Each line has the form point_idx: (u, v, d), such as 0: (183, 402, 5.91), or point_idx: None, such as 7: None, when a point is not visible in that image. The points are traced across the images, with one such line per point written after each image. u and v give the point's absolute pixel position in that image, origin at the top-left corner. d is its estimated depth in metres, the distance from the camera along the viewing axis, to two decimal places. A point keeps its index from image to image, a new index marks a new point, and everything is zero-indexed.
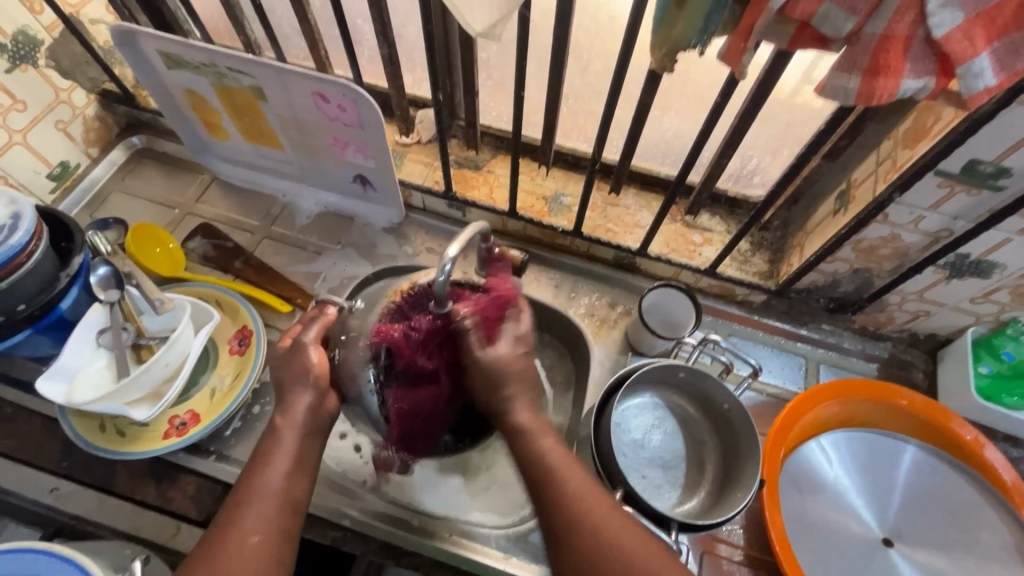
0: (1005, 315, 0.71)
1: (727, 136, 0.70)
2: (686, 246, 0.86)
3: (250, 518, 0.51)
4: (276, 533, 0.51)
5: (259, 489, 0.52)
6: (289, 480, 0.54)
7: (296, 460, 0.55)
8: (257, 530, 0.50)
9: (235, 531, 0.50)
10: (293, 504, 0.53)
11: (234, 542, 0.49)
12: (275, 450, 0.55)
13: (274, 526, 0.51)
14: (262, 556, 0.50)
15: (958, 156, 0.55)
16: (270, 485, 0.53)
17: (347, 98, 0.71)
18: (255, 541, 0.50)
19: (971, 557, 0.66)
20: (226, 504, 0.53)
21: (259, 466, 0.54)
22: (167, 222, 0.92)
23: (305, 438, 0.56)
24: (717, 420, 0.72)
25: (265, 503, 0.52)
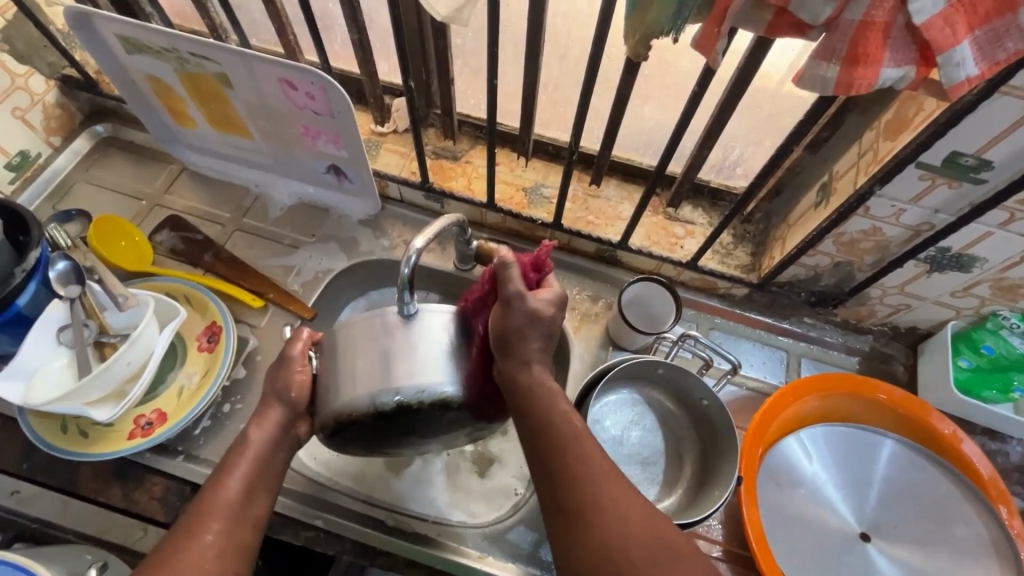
0: (986, 308, 0.71)
1: (709, 127, 0.68)
2: (668, 238, 0.84)
3: (209, 528, 0.49)
4: (233, 544, 0.50)
5: (218, 500, 0.51)
6: (250, 489, 0.53)
7: (253, 471, 0.53)
8: (218, 537, 0.49)
9: (194, 538, 0.48)
10: (254, 519, 0.52)
11: (194, 553, 0.47)
12: (244, 454, 0.54)
13: (235, 539, 0.50)
14: (219, 561, 0.48)
15: (939, 148, 0.53)
16: (231, 494, 0.51)
17: (315, 85, 0.69)
18: (210, 540, 0.49)
19: (947, 550, 0.66)
20: (184, 511, 0.50)
21: (222, 473, 0.53)
22: (134, 214, 0.89)
23: (275, 449, 0.56)
24: (697, 415, 0.71)
25: (221, 509, 0.50)
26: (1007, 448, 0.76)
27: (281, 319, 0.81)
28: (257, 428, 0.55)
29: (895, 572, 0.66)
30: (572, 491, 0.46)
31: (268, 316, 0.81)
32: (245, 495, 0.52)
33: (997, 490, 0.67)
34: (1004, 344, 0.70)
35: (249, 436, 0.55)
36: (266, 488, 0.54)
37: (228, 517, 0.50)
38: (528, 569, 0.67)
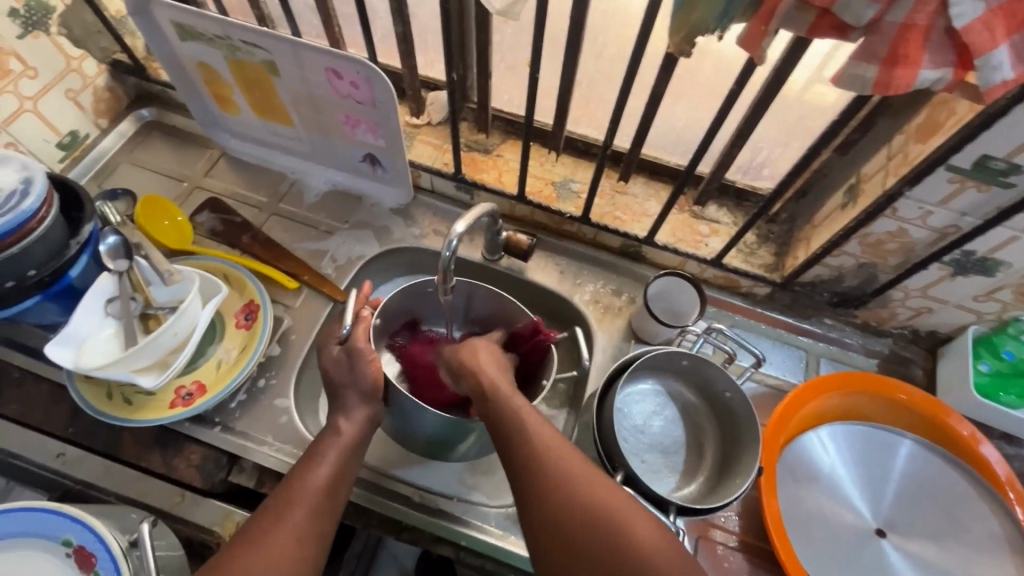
0: (1008, 314, 0.72)
1: (740, 126, 0.70)
2: (693, 236, 0.86)
3: (296, 516, 0.54)
4: (314, 533, 0.54)
5: (304, 487, 0.56)
6: (332, 481, 0.58)
7: (334, 466, 0.59)
8: (298, 520, 0.54)
9: (283, 521, 0.53)
10: (332, 507, 0.57)
11: (281, 534, 0.52)
12: (328, 450, 0.60)
13: (316, 523, 0.55)
14: (299, 545, 0.53)
15: (970, 151, 0.54)
16: (316, 485, 0.57)
17: (360, 75, 0.71)
18: (297, 525, 0.53)
19: (962, 548, 0.67)
20: (268, 497, 0.56)
21: (309, 465, 0.58)
22: (176, 195, 0.92)
23: (352, 450, 0.61)
24: (718, 408, 0.73)
25: (305, 496, 0.55)
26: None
27: (314, 301, 0.84)
28: (343, 425, 0.62)
29: (909, 569, 0.67)
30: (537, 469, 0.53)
31: (302, 297, 0.84)
32: (324, 492, 0.57)
33: (1014, 491, 0.68)
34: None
35: (339, 431, 0.62)
36: (345, 483, 0.59)
37: (312, 506, 0.55)
38: None
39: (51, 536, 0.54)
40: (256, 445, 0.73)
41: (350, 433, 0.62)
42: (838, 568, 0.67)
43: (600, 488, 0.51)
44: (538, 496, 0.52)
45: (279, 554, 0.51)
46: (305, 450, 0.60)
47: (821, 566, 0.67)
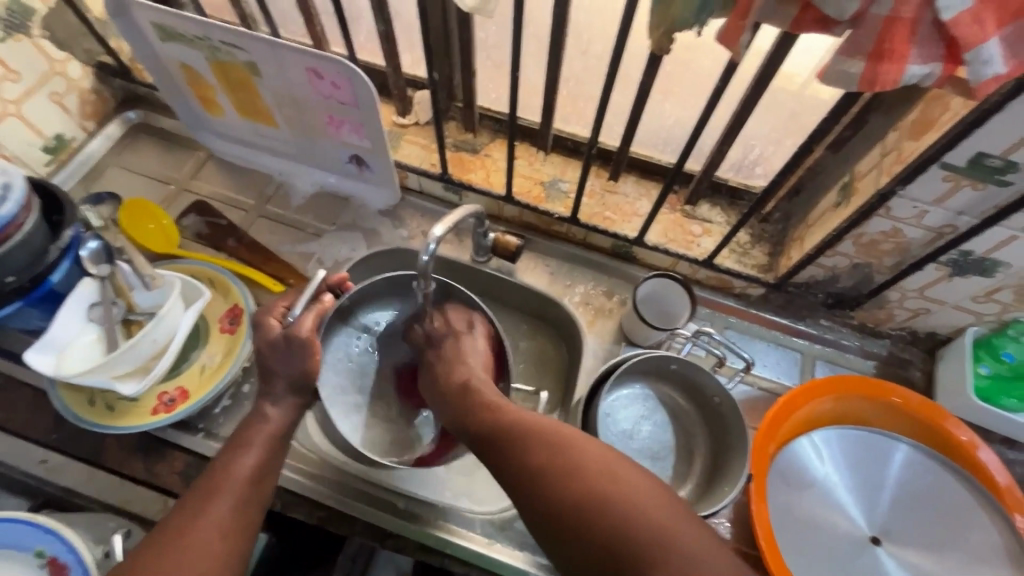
0: (1007, 315, 0.70)
1: (729, 124, 0.68)
2: (685, 236, 0.84)
3: (219, 508, 0.52)
4: (239, 523, 0.52)
5: (228, 479, 0.54)
6: (258, 472, 0.56)
7: (260, 455, 0.56)
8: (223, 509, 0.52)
9: (204, 514, 0.51)
10: (259, 496, 0.55)
11: (204, 525, 0.51)
12: (254, 436, 0.58)
13: (243, 516, 0.53)
14: (221, 537, 0.51)
15: (964, 148, 0.52)
16: (239, 473, 0.54)
17: (341, 75, 0.70)
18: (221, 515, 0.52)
19: (959, 556, 0.65)
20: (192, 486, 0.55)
21: (235, 454, 0.56)
22: (162, 198, 0.91)
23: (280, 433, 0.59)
24: (708, 413, 0.71)
25: (230, 486, 0.53)
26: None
27: None
28: (271, 408, 0.60)
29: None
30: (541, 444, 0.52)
31: None
32: (247, 483, 0.54)
33: (1013, 499, 0.66)
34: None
35: (266, 415, 0.59)
36: (271, 469, 0.57)
37: (236, 497, 0.53)
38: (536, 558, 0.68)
39: (25, 547, 0.55)
40: None
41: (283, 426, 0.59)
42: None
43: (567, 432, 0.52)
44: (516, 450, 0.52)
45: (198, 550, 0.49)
46: (230, 437, 0.58)
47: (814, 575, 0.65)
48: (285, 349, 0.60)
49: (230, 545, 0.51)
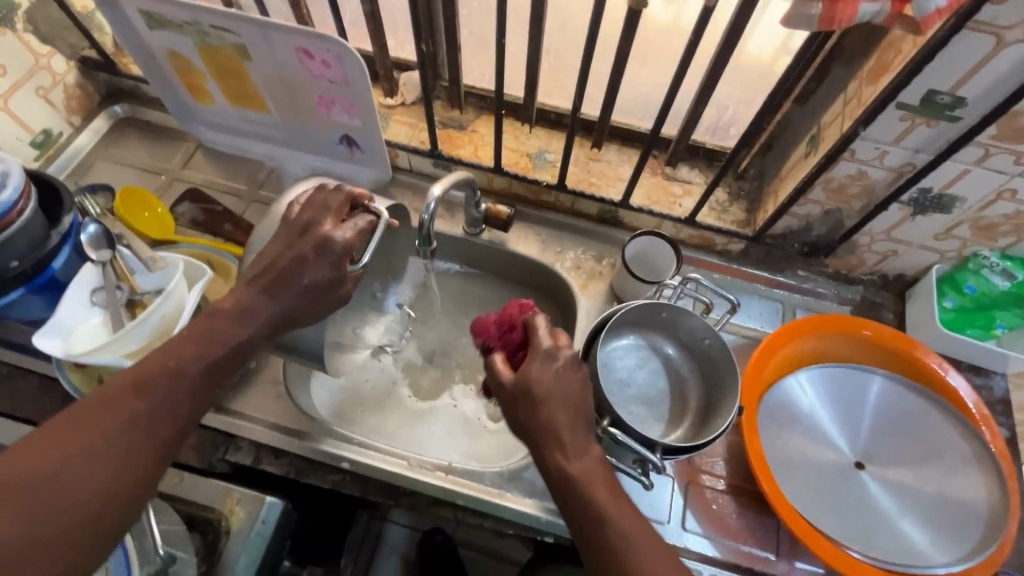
0: (967, 250, 0.75)
1: (704, 84, 0.72)
2: (667, 198, 0.89)
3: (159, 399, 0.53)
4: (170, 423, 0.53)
5: (179, 375, 0.54)
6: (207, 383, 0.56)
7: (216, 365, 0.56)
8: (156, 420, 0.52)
9: (143, 400, 0.52)
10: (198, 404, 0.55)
11: (136, 413, 0.51)
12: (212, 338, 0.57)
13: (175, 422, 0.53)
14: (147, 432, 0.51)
15: (916, 86, 0.57)
16: (188, 373, 0.55)
17: (331, 53, 0.72)
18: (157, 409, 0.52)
19: (939, 470, 0.70)
20: (112, 378, 0.53)
21: (192, 350, 0.56)
22: (155, 188, 0.93)
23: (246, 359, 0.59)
24: (698, 355, 0.75)
25: (174, 379, 0.54)
26: (991, 382, 0.80)
27: None
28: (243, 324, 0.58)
29: (889, 495, 0.70)
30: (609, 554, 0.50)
31: None
32: (194, 391, 0.55)
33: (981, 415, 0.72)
34: (985, 282, 0.75)
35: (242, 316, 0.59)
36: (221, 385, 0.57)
37: (179, 401, 0.54)
38: (546, 504, 0.71)
39: None
40: (251, 423, 0.73)
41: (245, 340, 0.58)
42: (821, 496, 0.70)
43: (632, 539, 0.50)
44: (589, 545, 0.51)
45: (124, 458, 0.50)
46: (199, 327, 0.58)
47: (804, 495, 0.70)
48: (296, 253, 0.60)
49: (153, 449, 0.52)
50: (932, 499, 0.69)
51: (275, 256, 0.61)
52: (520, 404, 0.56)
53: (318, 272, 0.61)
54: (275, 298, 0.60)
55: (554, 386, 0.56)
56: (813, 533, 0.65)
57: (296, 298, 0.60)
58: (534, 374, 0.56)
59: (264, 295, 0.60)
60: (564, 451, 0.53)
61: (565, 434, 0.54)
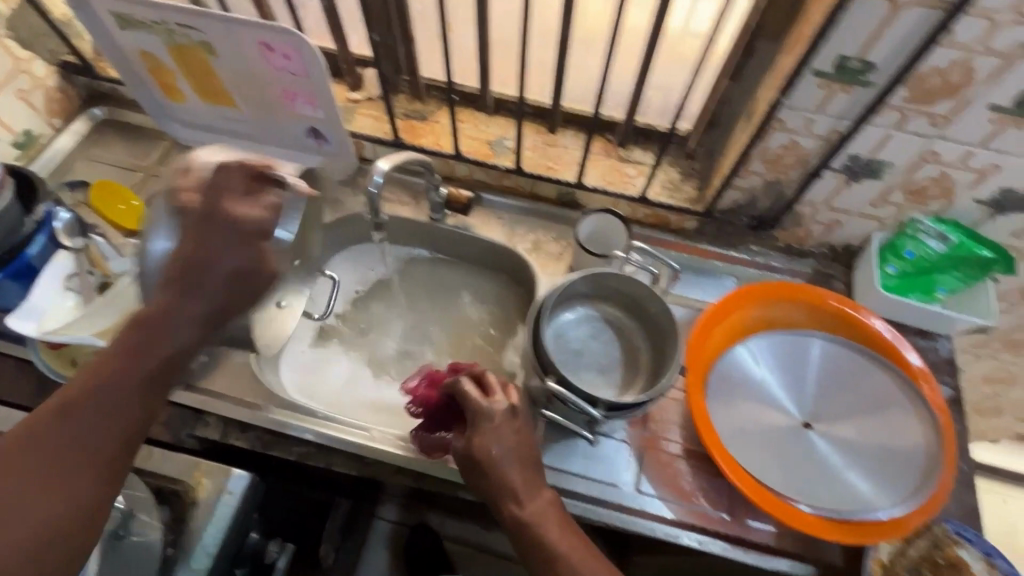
0: (904, 215, 0.78)
1: (642, 65, 0.76)
2: (621, 178, 0.92)
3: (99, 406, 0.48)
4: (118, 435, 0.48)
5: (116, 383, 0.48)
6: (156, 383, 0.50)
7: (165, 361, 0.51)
8: (106, 434, 0.48)
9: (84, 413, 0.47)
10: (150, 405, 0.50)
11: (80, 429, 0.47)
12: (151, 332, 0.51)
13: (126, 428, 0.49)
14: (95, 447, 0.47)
15: (828, 53, 0.61)
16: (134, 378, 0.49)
17: (290, 46, 0.76)
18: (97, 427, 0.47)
19: (881, 423, 0.72)
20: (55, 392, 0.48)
21: (132, 351, 0.50)
22: (131, 183, 0.96)
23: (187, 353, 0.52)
24: (646, 322, 0.78)
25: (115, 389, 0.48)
26: (937, 345, 0.82)
27: None
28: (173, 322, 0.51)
29: (833, 451, 0.72)
30: None
31: None
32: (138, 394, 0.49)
33: (920, 372, 0.74)
34: (923, 247, 0.78)
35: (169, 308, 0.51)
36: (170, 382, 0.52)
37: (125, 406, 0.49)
38: None
39: None
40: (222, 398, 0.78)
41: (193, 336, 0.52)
42: (767, 453, 0.72)
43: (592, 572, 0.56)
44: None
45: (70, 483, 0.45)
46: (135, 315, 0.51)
47: (750, 452, 0.72)
48: (210, 233, 0.53)
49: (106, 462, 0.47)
50: (874, 453, 0.71)
51: (193, 247, 0.52)
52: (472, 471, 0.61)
53: (238, 258, 0.53)
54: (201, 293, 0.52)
55: (505, 446, 0.60)
56: (755, 486, 0.68)
57: (221, 286, 0.53)
58: (480, 446, 0.59)
59: (188, 292, 0.52)
60: (517, 499, 0.59)
61: (519, 486, 0.59)
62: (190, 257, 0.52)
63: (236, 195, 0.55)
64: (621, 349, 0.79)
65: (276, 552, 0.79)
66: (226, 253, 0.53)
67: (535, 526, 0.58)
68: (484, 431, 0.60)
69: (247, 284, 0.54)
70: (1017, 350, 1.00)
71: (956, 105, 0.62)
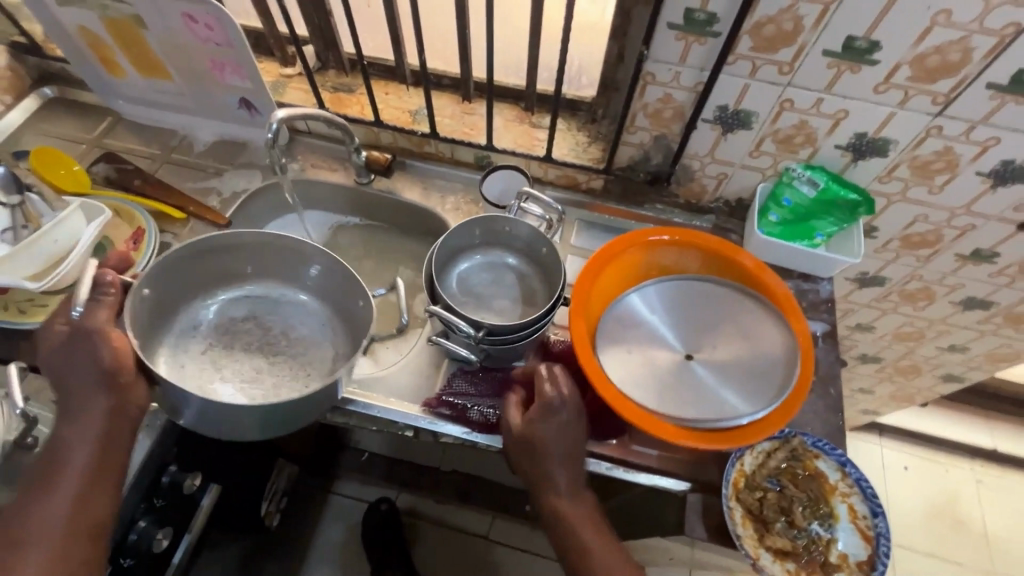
0: (781, 165, 0.85)
1: (533, 30, 0.84)
2: (530, 140, 0.98)
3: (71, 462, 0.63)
4: (89, 477, 0.63)
5: (72, 445, 0.63)
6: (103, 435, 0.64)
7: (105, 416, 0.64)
8: (84, 479, 0.63)
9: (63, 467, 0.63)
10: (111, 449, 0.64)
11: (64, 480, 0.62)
12: (60, 450, 0.64)
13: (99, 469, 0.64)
14: (80, 488, 0.62)
15: (675, 6, 0.68)
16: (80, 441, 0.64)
17: (210, 16, 0.83)
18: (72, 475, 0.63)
19: (751, 352, 0.76)
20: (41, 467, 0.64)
21: (79, 421, 0.64)
22: (76, 154, 1.03)
23: (107, 419, 0.64)
24: (540, 264, 0.86)
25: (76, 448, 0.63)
26: (819, 287, 0.88)
27: (201, 229, 0.94)
28: (71, 428, 0.64)
29: (705, 376, 0.75)
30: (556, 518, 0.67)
31: (189, 227, 0.94)
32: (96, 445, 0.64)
33: (790, 306, 0.80)
34: (798, 194, 0.83)
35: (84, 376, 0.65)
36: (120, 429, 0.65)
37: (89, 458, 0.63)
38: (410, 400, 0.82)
39: None
40: None
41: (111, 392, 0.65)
42: (645, 375, 0.75)
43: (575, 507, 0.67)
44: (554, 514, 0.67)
45: (74, 553, 0.61)
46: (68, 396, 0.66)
47: (628, 374, 0.75)
48: (66, 353, 0.66)
49: (94, 492, 0.63)
50: (743, 376, 0.75)
51: (67, 333, 0.67)
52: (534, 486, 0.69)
53: (100, 359, 0.64)
54: (87, 360, 0.65)
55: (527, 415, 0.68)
56: (622, 400, 0.71)
57: (98, 347, 0.65)
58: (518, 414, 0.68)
59: (81, 359, 0.65)
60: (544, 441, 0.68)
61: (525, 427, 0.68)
62: (64, 384, 0.66)
63: (66, 313, 0.68)
64: (517, 290, 0.85)
65: (195, 486, 0.80)
66: (90, 347, 0.65)
67: (537, 460, 0.67)
68: (538, 424, 0.67)
69: (121, 361, 0.65)
70: (914, 303, 1.06)
71: (795, 52, 0.69)
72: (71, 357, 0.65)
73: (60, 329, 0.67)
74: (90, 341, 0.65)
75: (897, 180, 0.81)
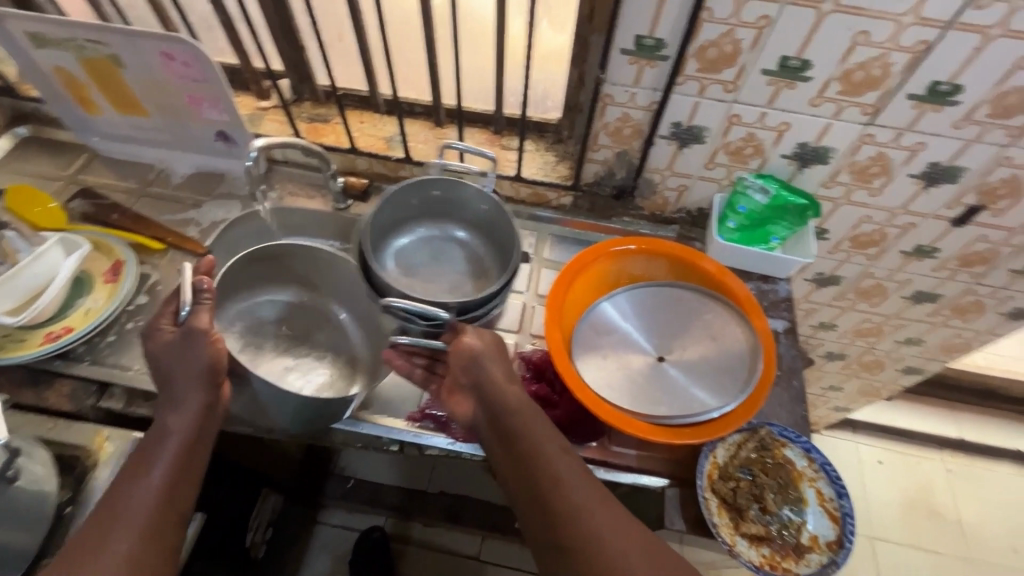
0: (734, 175, 0.91)
1: (498, 59, 0.89)
2: (501, 161, 1.03)
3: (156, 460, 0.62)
4: (171, 477, 0.62)
5: (164, 440, 0.63)
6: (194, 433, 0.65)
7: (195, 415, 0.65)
8: (170, 482, 0.62)
9: (147, 466, 0.62)
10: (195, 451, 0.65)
11: (144, 480, 0.61)
12: (161, 440, 0.64)
13: (183, 468, 0.63)
14: (161, 489, 0.61)
15: (625, 33, 0.75)
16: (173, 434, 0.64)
17: (188, 54, 0.87)
18: (158, 473, 0.62)
19: (717, 351, 0.81)
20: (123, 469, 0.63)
21: (172, 416, 0.65)
22: (51, 191, 1.03)
23: (206, 415, 0.66)
24: (481, 229, 0.94)
25: (167, 442, 0.63)
26: (779, 288, 0.94)
27: (179, 258, 0.96)
28: (173, 421, 0.64)
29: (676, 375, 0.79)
30: (568, 515, 0.59)
31: (169, 257, 0.96)
32: (184, 443, 0.64)
33: (750, 306, 0.85)
34: (752, 202, 0.88)
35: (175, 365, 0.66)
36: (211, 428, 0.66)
37: (175, 456, 0.63)
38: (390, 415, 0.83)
39: None
40: (122, 371, 0.83)
41: (208, 385, 0.66)
42: (619, 377, 0.79)
43: (589, 499, 0.60)
44: (564, 513, 0.59)
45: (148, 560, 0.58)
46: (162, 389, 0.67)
47: (604, 376, 0.78)
48: (179, 349, 0.66)
49: (177, 495, 0.62)
50: (710, 373, 0.79)
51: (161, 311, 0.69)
52: (544, 503, 0.61)
53: (203, 355, 0.66)
54: (190, 350, 0.66)
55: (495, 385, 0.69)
56: (600, 402, 0.74)
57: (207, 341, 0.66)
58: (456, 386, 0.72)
59: (178, 350, 0.66)
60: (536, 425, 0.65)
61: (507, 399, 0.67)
62: (168, 376, 0.66)
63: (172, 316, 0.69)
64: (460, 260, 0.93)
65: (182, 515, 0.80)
66: (193, 347, 0.66)
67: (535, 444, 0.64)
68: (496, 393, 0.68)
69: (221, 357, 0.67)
70: (869, 300, 1.12)
71: (737, 71, 0.76)
72: (177, 353, 0.66)
73: (170, 329, 0.68)
74: (197, 342, 0.66)
75: (840, 185, 0.88)
